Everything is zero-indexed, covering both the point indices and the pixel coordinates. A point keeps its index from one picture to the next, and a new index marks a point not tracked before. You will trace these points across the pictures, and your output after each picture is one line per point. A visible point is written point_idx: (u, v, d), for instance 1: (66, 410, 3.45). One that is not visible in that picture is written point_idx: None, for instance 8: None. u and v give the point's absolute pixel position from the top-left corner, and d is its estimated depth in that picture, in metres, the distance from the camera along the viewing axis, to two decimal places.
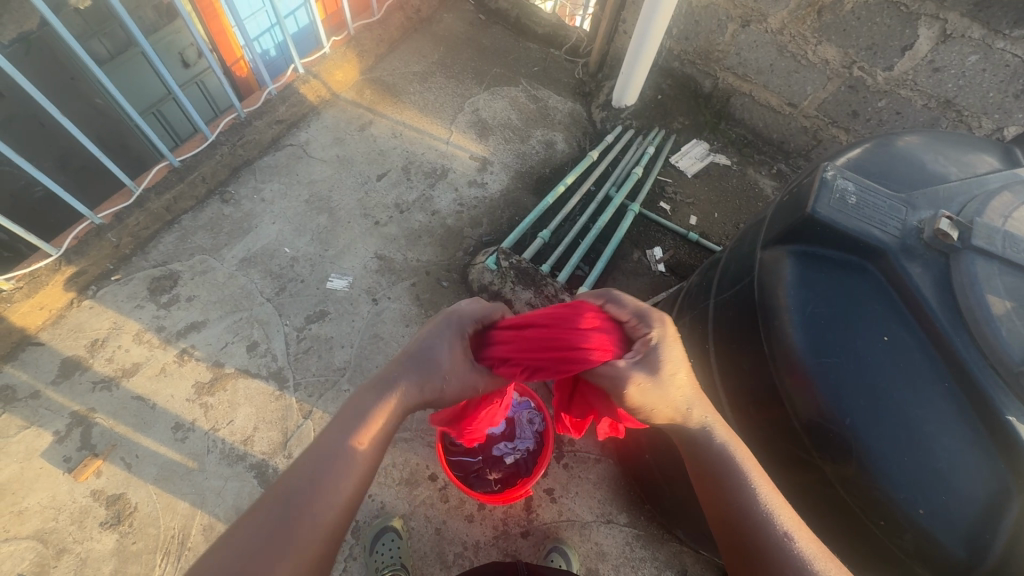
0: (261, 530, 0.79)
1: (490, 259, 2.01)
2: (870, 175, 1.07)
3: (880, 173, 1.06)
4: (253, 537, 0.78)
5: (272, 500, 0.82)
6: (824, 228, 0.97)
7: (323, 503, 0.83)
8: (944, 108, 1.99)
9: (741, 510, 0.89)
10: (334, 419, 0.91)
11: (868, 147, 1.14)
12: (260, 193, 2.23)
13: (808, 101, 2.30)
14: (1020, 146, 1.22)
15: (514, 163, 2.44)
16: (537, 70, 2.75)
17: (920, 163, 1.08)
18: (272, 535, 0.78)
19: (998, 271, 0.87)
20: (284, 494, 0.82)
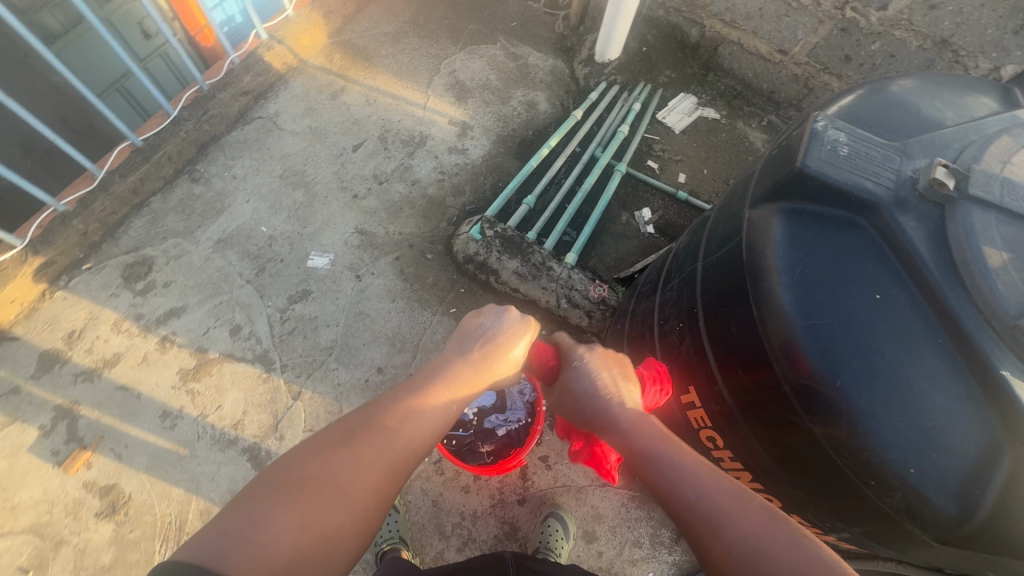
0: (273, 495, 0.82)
1: (474, 229, 1.96)
2: (863, 124, 1.01)
3: (872, 121, 1.00)
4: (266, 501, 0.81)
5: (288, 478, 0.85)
6: (814, 183, 0.92)
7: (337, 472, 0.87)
8: (940, 48, 1.91)
9: (669, 478, 0.96)
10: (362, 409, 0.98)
11: (861, 94, 1.08)
12: (232, 170, 2.14)
13: (799, 47, 2.19)
14: (1020, 85, 1.15)
15: (495, 127, 2.34)
16: (515, 25, 2.61)
17: (914, 109, 1.02)
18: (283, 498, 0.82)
19: (994, 221, 0.83)
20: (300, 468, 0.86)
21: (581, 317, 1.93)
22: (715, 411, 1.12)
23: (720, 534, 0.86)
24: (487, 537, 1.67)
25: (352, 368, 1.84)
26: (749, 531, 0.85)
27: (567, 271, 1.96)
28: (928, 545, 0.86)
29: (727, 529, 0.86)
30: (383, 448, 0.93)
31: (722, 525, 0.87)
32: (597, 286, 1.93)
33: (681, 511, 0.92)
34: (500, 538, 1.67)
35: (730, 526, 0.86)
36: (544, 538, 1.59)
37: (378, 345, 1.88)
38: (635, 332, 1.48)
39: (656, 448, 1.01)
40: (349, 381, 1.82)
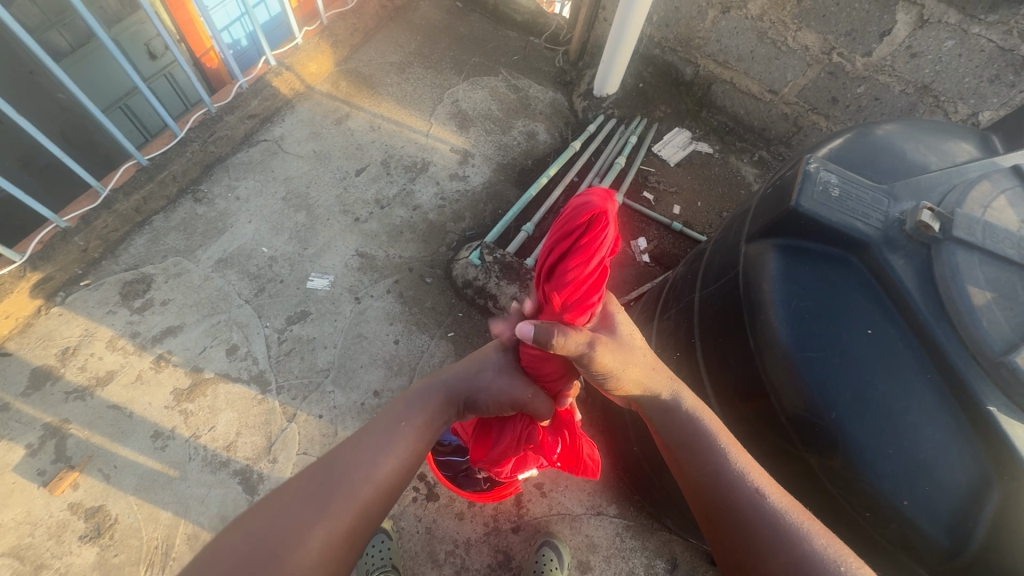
0: (302, 497, 0.87)
1: (474, 254, 1.99)
2: (853, 167, 1.06)
3: (861, 164, 1.06)
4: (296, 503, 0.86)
5: (312, 474, 0.91)
6: (808, 221, 0.96)
7: (363, 476, 0.93)
8: (922, 93, 2.01)
9: (720, 486, 0.92)
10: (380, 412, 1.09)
11: (850, 138, 1.13)
12: (235, 191, 2.16)
13: (788, 88, 2.30)
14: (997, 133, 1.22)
15: (496, 155, 2.41)
16: (517, 59, 2.70)
17: (900, 153, 1.08)
18: (312, 500, 0.87)
19: (978, 262, 0.87)
20: (322, 468, 0.93)
21: None
22: None
23: (767, 557, 0.83)
24: (480, 566, 1.65)
25: (348, 391, 1.84)
26: (807, 552, 0.81)
27: None
28: None
29: (780, 549, 0.82)
30: (372, 459, 0.97)
31: (776, 542, 0.83)
32: None
33: (729, 518, 0.90)
34: (493, 567, 1.65)
35: (784, 543, 0.82)
36: (537, 566, 1.58)
37: (375, 368, 1.88)
38: None
39: (712, 451, 0.96)
40: (345, 404, 1.82)
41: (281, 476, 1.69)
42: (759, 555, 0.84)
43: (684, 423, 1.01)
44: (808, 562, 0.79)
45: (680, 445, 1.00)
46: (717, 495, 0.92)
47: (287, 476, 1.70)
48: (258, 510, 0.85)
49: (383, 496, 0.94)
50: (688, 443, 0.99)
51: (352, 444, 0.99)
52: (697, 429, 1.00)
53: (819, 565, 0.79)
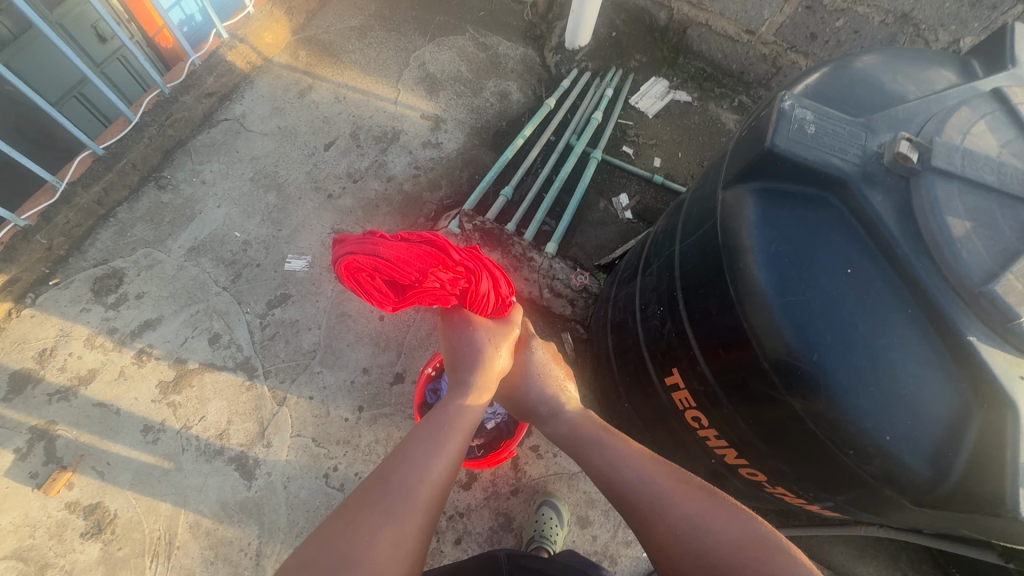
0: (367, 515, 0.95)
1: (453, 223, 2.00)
2: (828, 102, 1.02)
3: (837, 99, 1.02)
4: (364, 519, 0.94)
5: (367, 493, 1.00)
6: (784, 162, 0.92)
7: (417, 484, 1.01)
8: (901, 23, 1.95)
9: (615, 470, 1.16)
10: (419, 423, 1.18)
11: (826, 73, 1.08)
12: (200, 175, 2.08)
13: (765, 27, 2.22)
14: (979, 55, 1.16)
15: (469, 119, 2.33)
16: (483, 14, 2.57)
17: (878, 85, 1.04)
18: (379, 516, 0.95)
19: (957, 192, 0.85)
20: (374, 486, 1.01)
21: (565, 306, 1.98)
22: (699, 393, 1.14)
23: (667, 516, 1.05)
24: (482, 529, 1.68)
25: (337, 370, 1.82)
26: (689, 514, 1.04)
27: (548, 261, 2.00)
28: (906, 508, 0.89)
29: (665, 513, 1.06)
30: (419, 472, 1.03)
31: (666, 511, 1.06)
32: (579, 274, 1.99)
33: (640, 511, 1.09)
34: (495, 529, 1.69)
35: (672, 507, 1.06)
36: (538, 526, 1.62)
37: (362, 346, 1.86)
38: (617, 318, 1.51)
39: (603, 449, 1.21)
40: (334, 383, 1.80)
41: (277, 459, 1.70)
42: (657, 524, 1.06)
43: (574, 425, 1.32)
44: (686, 523, 1.03)
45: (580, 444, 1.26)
46: (612, 477, 1.15)
47: (283, 459, 1.70)
48: (324, 541, 0.92)
49: (438, 492, 1.03)
50: (585, 442, 1.26)
51: (397, 458, 1.07)
52: (590, 434, 1.27)
53: (688, 527, 1.02)
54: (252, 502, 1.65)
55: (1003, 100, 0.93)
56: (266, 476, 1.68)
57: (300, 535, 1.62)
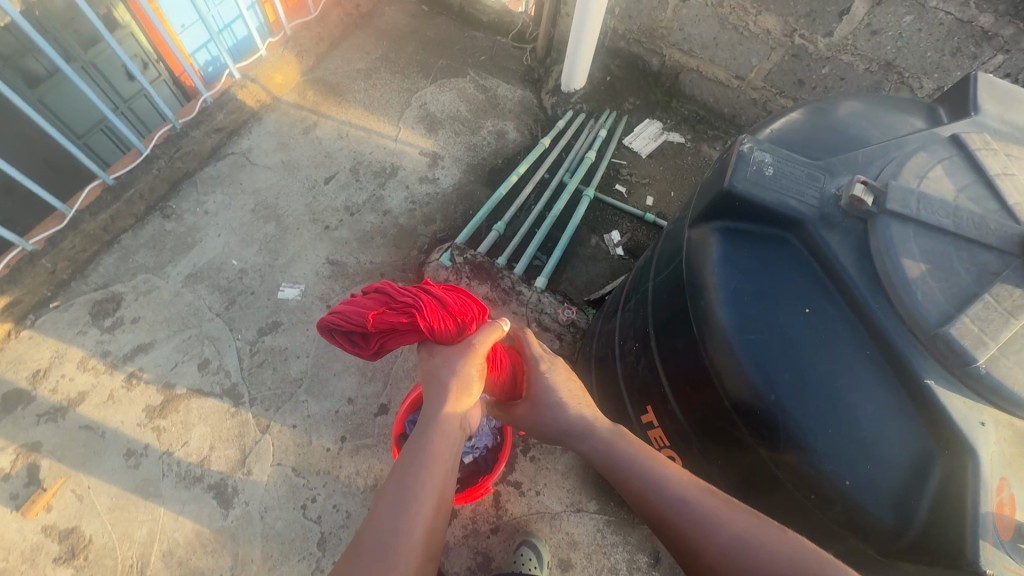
0: None
1: (445, 256, 2.04)
2: (790, 146, 1.05)
3: (799, 143, 1.05)
4: None
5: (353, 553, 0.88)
6: (743, 203, 0.94)
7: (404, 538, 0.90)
8: (886, 70, 2.01)
9: (652, 491, 0.97)
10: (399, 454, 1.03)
11: (792, 117, 1.11)
12: (203, 205, 2.16)
13: (754, 73, 2.29)
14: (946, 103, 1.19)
15: (465, 156, 2.40)
16: (484, 59, 2.70)
17: (840, 130, 1.07)
18: None
19: (913, 235, 0.86)
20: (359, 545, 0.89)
21: (553, 340, 1.98)
22: (671, 431, 1.12)
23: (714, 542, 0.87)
24: (460, 569, 1.63)
25: (322, 399, 1.83)
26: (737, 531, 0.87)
27: (536, 295, 2.01)
28: (876, 559, 0.86)
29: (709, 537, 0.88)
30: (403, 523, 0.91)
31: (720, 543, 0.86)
32: (565, 308, 2.00)
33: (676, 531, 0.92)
34: (473, 569, 1.64)
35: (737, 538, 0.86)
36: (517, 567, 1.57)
37: (349, 375, 1.87)
38: (599, 352, 1.51)
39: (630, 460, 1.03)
40: (319, 412, 1.81)
41: (256, 488, 1.68)
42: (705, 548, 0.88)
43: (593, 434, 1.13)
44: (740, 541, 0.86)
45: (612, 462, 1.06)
46: (649, 496, 0.97)
47: (262, 488, 1.69)
48: None
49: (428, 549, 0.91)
50: (612, 457, 1.07)
51: (379, 506, 0.94)
52: (630, 455, 1.05)
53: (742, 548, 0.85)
54: (227, 532, 1.63)
55: (959, 145, 0.96)
56: (244, 505, 1.66)
57: (272, 568, 1.59)
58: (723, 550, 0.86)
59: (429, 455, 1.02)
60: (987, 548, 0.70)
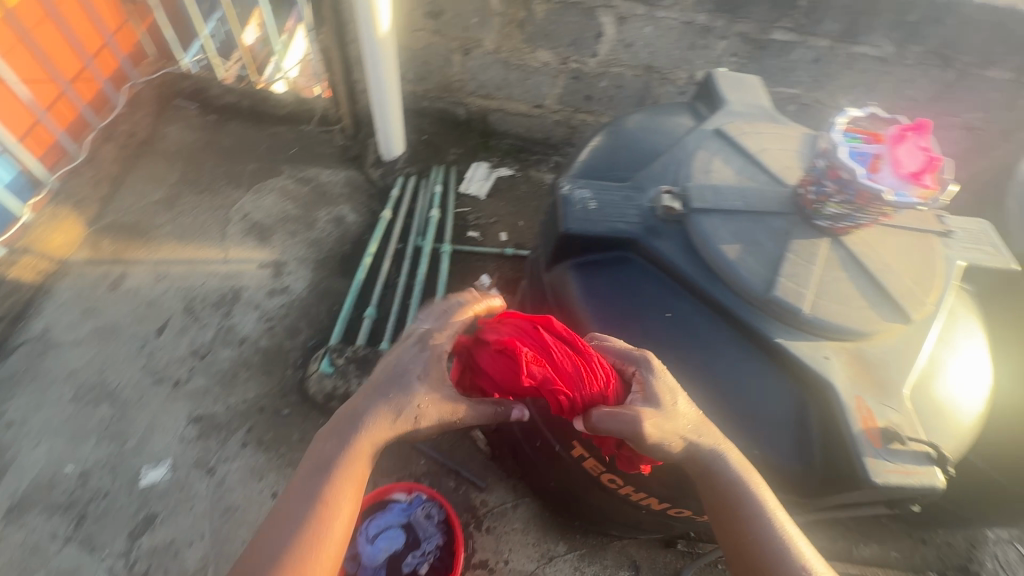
0: None
1: (324, 362, 1.92)
2: (600, 174, 1.16)
3: (605, 170, 1.17)
4: None
5: None
6: (583, 239, 1.02)
7: None
8: (648, 72, 2.35)
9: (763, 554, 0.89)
10: (270, 524, 0.96)
11: (593, 146, 1.22)
12: (4, 418, 1.77)
13: (549, 99, 2.52)
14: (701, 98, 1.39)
15: (310, 253, 2.28)
16: (295, 151, 2.61)
17: (633, 146, 1.21)
18: None
19: (721, 222, 0.99)
20: None
21: None
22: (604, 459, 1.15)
23: None
24: None
25: None
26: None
27: None
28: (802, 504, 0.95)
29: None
30: None
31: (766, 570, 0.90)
32: None
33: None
34: None
35: (794, 568, 0.88)
36: None
37: None
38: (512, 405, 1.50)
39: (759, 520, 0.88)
40: None
41: None
42: None
43: (727, 484, 0.88)
44: None
45: (741, 512, 0.88)
46: (751, 554, 0.90)
47: None
48: None
49: None
50: (732, 506, 0.88)
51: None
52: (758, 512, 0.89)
53: None
54: None
55: (723, 135, 1.13)
56: None
57: None
58: None
59: (308, 540, 0.94)
60: (871, 461, 0.82)
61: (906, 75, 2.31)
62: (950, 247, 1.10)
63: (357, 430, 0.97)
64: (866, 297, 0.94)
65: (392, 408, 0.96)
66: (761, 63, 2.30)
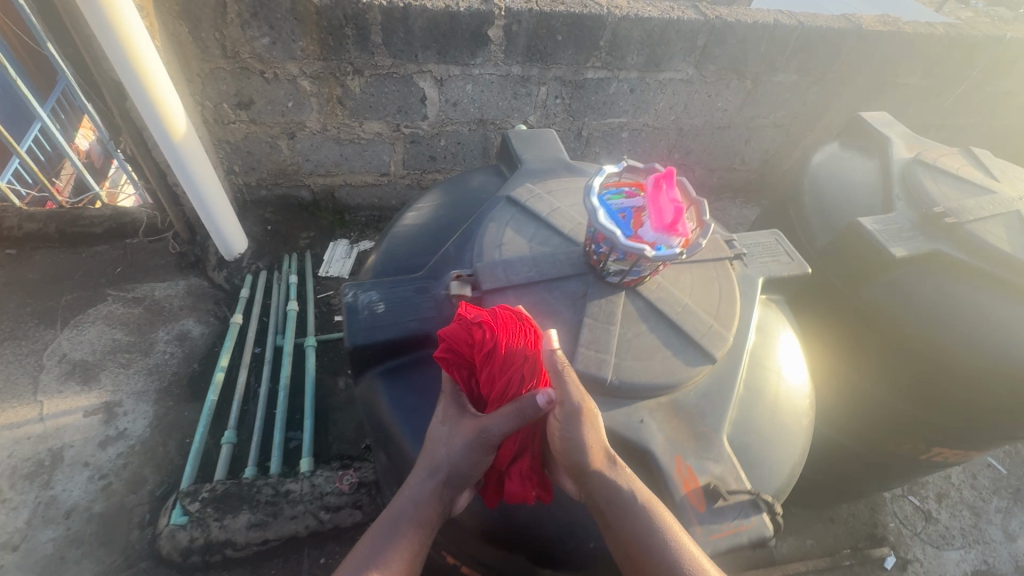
0: None
1: (175, 513, 1.64)
2: (396, 272, 1.18)
3: (400, 266, 1.19)
4: None
5: None
6: (375, 347, 1.02)
7: None
8: (483, 125, 2.37)
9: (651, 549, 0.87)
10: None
11: (388, 248, 1.27)
12: None
13: (393, 166, 2.46)
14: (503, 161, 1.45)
15: (150, 384, 1.99)
16: (121, 269, 2.32)
17: (427, 238, 1.25)
18: None
19: (516, 298, 0.97)
20: None
21: (353, 514, 1.75)
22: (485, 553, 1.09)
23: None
24: None
25: None
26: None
27: (307, 481, 1.76)
28: None
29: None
30: None
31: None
32: (344, 475, 1.76)
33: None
34: None
35: (676, 560, 0.86)
36: None
37: None
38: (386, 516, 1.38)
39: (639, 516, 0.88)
40: None
41: None
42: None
43: (603, 480, 0.89)
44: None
45: (625, 511, 0.88)
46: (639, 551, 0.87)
47: None
48: None
49: None
50: (614, 503, 0.88)
51: None
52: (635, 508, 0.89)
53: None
54: None
55: (514, 203, 1.13)
56: None
57: None
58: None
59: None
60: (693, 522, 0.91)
61: (712, 91, 2.53)
62: (747, 266, 1.17)
63: (411, 508, 0.94)
64: (667, 344, 0.98)
65: (434, 479, 0.95)
66: (584, 101, 2.40)
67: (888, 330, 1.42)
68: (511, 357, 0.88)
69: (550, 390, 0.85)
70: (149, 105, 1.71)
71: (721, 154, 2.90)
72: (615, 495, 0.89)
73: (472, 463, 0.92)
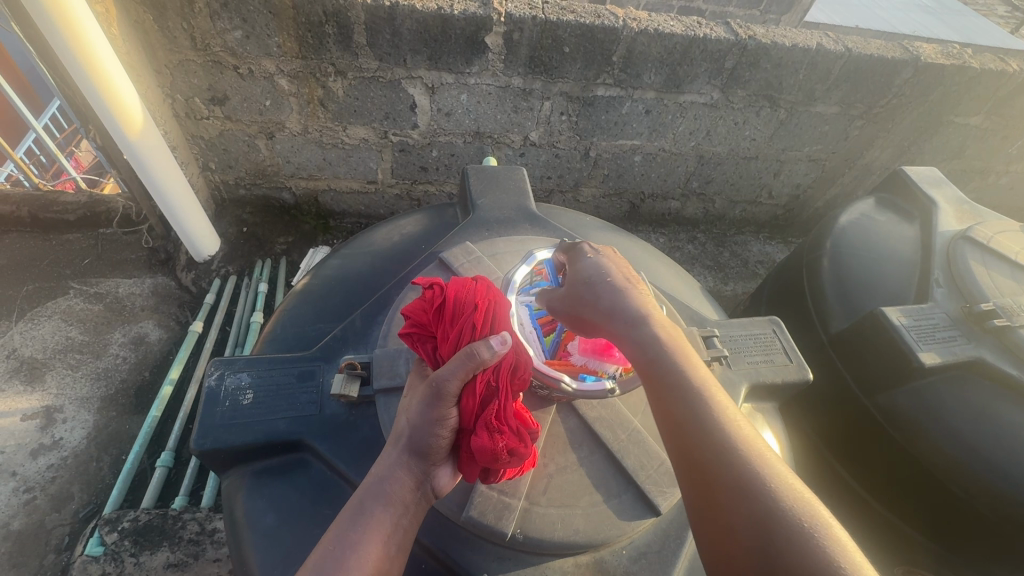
0: None
1: (91, 541, 1.51)
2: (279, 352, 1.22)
3: (283, 346, 1.23)
4: None
5: None
6: (242, 442, 1.05)
7: None
8: (479, 138, 2.17)
9: (698, 417, 0.87)
10: None
11: (276, 322, 1.31)
12: None
13: (381, 174, 2.28)
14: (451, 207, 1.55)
15: (95, 390, 1.89)
16: (89, 261, 2.21)
17: (316, 314, 1.29)
18: None
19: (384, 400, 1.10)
20: None
21: None
22: None
23: (735, 471, 0.81)
24: None
25: None
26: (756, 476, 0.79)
27: None
28: None
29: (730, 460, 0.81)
30: None
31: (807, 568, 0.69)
32: None
33: (705, 457, 0.83)
34: None
35: (723, 434, 0.85)
36: None
37: None
38: None
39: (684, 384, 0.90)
40: None
41: None
42: (722, 472, 0.81)
43: (646, 340, 0.96)
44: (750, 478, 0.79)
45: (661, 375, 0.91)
46: (681, 425, 0.87)
47: None
48: None
49: None
50: (655, 372, 0.92)
51: None
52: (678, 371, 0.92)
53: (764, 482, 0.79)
54: None
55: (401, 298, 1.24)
56: None
57: None
58: (726, 462, 0.81)
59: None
60: None
61: (740, 118, 2.25)
62: (730, 368, 1.19)
63: (384, 479, 0.93)
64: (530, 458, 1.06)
65: (406, 453, 0.94)
66: (593, 120, 2.17)
67: (893, 453, 1.24)
68: (459, 309, 0.93)
69: (504, 334, 0.89)
70: (98, 96, 1.56)
71: (745, 186, 2.62)
72: (659, 359, 0.93)
73: (432, 422, 0.91)
